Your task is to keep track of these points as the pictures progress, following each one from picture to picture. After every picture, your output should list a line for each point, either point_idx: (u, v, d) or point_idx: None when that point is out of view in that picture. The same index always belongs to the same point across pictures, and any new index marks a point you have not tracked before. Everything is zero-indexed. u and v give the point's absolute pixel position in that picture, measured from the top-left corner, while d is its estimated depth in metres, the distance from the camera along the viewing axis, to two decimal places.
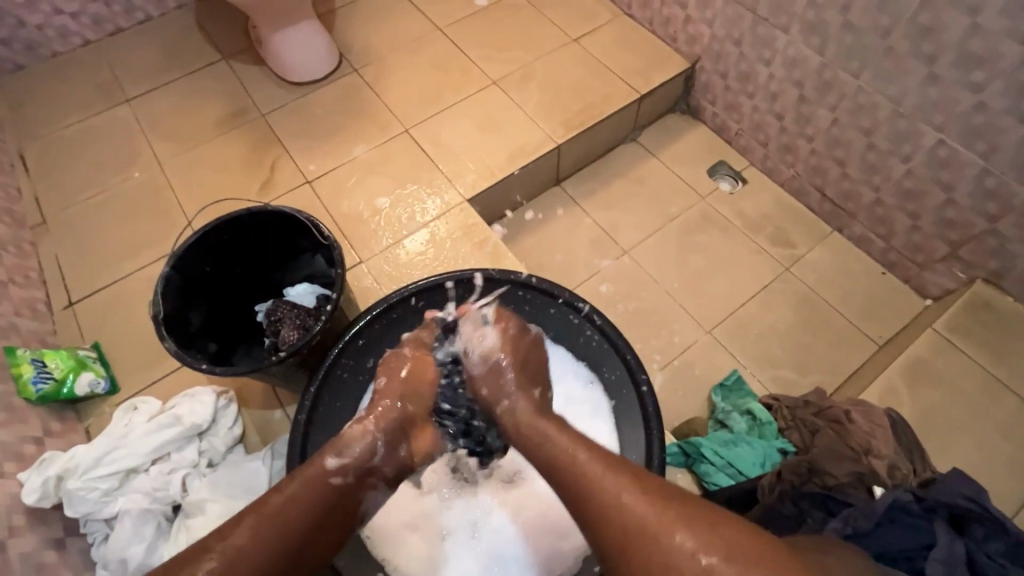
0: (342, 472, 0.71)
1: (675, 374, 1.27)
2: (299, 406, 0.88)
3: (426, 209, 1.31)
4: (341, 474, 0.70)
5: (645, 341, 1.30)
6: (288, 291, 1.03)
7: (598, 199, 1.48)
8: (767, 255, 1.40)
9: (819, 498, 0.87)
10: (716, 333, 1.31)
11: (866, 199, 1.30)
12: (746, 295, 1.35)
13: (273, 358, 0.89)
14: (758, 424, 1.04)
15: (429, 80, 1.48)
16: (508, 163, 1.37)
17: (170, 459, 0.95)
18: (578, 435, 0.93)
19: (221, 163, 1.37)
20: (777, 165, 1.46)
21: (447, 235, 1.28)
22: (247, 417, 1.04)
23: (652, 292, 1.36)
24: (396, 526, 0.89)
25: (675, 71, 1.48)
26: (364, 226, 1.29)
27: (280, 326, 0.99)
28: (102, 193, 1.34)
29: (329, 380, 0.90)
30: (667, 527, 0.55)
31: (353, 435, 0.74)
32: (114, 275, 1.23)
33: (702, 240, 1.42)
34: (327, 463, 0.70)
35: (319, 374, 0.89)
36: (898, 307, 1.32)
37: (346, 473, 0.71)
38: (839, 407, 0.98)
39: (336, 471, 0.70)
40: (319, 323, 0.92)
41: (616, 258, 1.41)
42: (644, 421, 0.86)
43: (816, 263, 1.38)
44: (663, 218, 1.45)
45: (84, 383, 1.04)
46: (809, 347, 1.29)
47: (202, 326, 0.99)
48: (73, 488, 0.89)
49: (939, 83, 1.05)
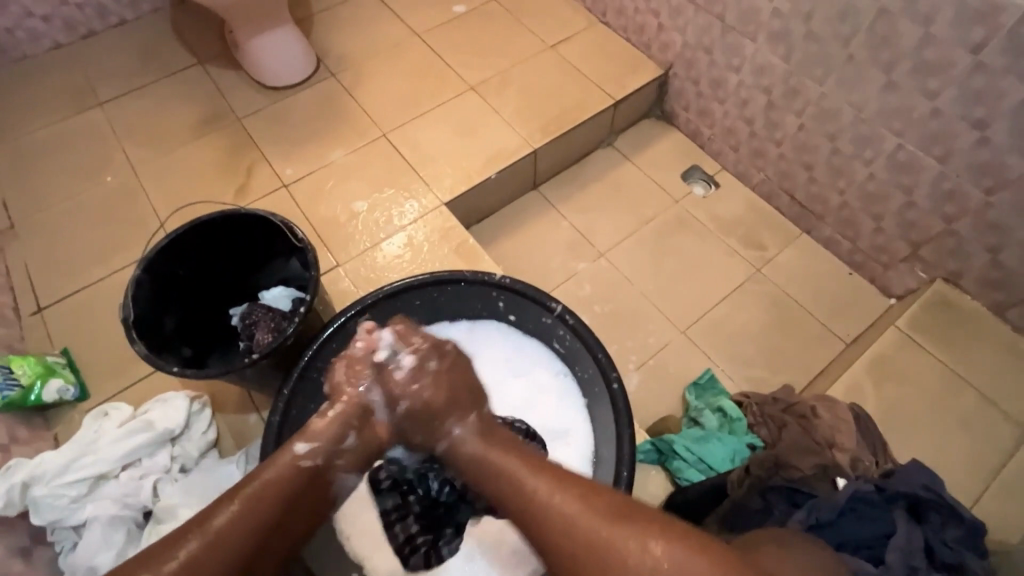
0: (313, 456, 0.69)
1: (650, 373, 1.29)
2: (273, 408, 0.87)
3: (403, 213, 1.32)
4: (311, 457, 0.68)
5: (621, 342, 1.32)
6: (263, 294, 1.03)
7: (575, 203, 1.51)
8: (739, 257, 1.43)
9: (785, 491, 0.88)
10: (690, 333, 1.34)
11: (832, 202, 1.35)
12: (719, 296, 1.39)
13: (245, 361, 0.89)
14: (728, 421, 1.08)
15: (407, 85, 1.49)
16: (485, 168, 1.39)
17: (140, 465, 0.94)
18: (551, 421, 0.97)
19: (196, 167, 1.36)
20: (748, 170, 1.49)
21: (425, 239, 1.29)
22: (222, 422, 1.03)
23: (628, 293, 1.39)
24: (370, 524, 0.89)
25: (649, 78, 1.52)
26: (341, 229, 1.29)
27: (255, 330, 0.99)
28: (72, 197, 1.32)
29: (303, 382, 0.90)
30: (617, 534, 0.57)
31: (318, 425, 0.71)
32: (85, 280, 1.21)
33: (676, 243, 1.45)
34: (298, 449, 0.68)
35: (292, 376, 0.89)
36: (865, 306, 1.36)
37: (316, 456, 0.69)
38: (805, 404, 1.01)
39: (306, 455, 0.68)
40: (293, 325, 0.92)
41: (592, 260, 1.43)
42: (615, 416, 0.87)
43: (787, 264, 1.42)
44: (639, 221, 1.48)
45: (53, 389, 1.02)
46: (780, 346, 1.33)
47: (174, 329, 0.99)
48: (39, 495, 0.88)
49: (897, 90, 1.10)
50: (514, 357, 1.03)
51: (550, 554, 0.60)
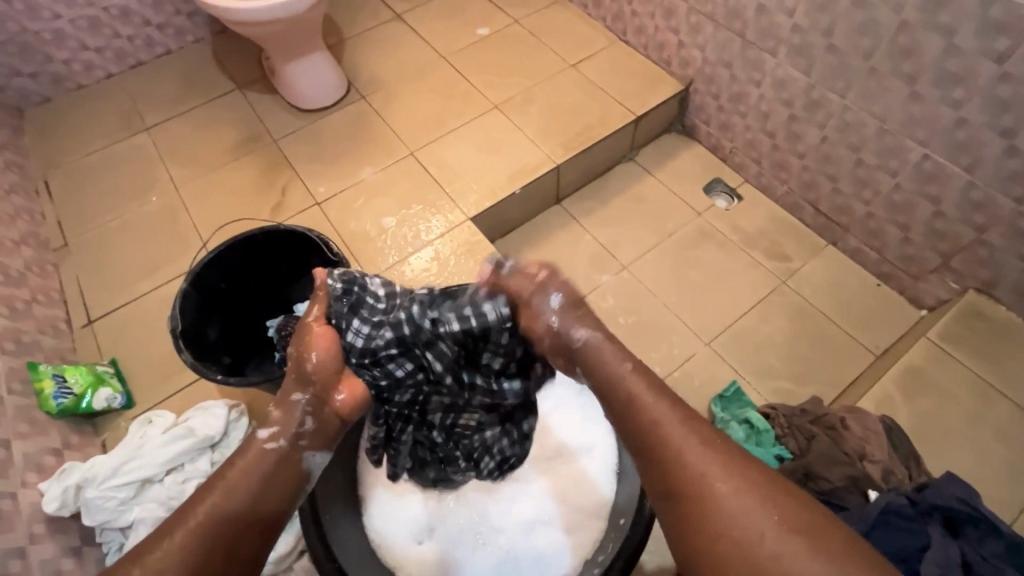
0: (275, 438, 0.70)
1: (675, 385, 1.29)
2: None
3: (430, 228, 1.36)
4: (274, 439, 0.70)
5: (645, 353, 1.33)
6: (299, 307, 1.07)
7: (598, 216, 1.53)
8: (763, 269, 1.43)
9: (815, 504, 0.89)
10: (715, 345, 1.34)
11: (858, 212, 1.34)
12: (743, 307, 1.38)
13: (285, 368, 0.94)
14: (756, 432, 1.05)
15: (433, 106, 1.55)
16: (509, 183, 1.42)
17: (183, 469, 0.98)
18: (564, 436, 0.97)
19: (235, 187, 1.43)
20: (771, 182, 1.50)
21: (451, 253, 1.33)
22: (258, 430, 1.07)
23: (651, 305, 1.40)
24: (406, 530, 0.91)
25: (669, 93, 1.54)
26: (371, 244, 1.34)
27: (291, 341, 1.02)
28: (122, 216, 1.40)
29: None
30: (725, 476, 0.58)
31: (277, 412, 0.73)
32: (131, 294, 1.28)
33: (698, 255, 1.46)
34: (264, 444, 0.70)
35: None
36: (894, 318, 1.34)
37: (279, 438, 0.70)
38: (834, 416, 1.00)
39: (269, 438, 0.70)
40: None
41: (615, 273, 1.45)
42: None
43: (812, 277, 1.41)
44: (661, 234, 1.49)
45: (102, 398, 1.08)
46: (807, 358, 1.31)
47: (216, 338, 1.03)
48: (92, 497, 0.92)
49: (921, 101, 1.10)
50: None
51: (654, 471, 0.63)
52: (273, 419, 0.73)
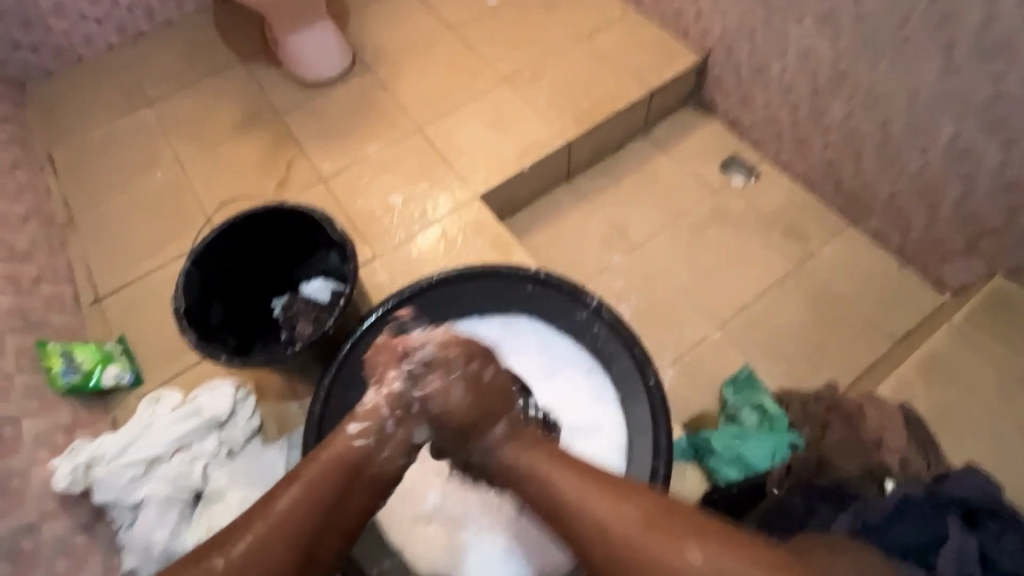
0: (364, 435, 0.73)
1: (686, 369, 1.26)
2: (315, 396, 0.90)
3: (437, 206, 1.33)
4: (364, 436, 0.73)
5: (655, 336, 1.31)
6: (303, 287, 1.07)
7: (609, 195, 1.49)
8: (780, 250, 1.40)
9: (831, 492, 0.83)
10: (727, 327, 1.31)
11: (882, 192, 1.29)
12: (758, 290, 1.35)
13: (289, 351, 0.92)
14: (768, 419, 1.00)
15: (441, 79, 1.50)
16: (519, 160, 1.38)
17: (192, 448, 0.97)
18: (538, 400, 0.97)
19: (240, 162, 1.41)
20: (791, 160, 1.45)
21: (459, 232, 1.30)
22: (266, 410, 1.05)
23: (663, 286, 1.37)
24: (408, 517, 0.90)
25: (686, 65, 1.48)
26: (377, 222, 1.32)
27: (295, 321, 1.04)
28: (128, 192, 1.38)
29: (344, 370, 0.92)
30: (650, 540, 0.62)
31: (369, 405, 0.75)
32: (139, 271, 1.28)
33: (712, 235, 1.43)
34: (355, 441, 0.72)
35: (335, 364, 0.91)
36: (915, 302, 1.30)
37: (368, 435, 0.73)
38: (851, 403, 0.94)
39: (358, 434, 0.73)
40: (333, 317, 0.94)
41: (626, 253, 1.42)
42: (652, 412, 0.87)
43: (831, 258, 1.37)
44: (675, 214, 1.46)
45: (110, 375, 1.10)
46: (823, 342, 1.28)
47: (218, 317, 1.01)
48: (100, 475, 0.92)
49: (957, 73, 1.04)
50: (543, 354, 1.00)
51: (589, 549, 0.65)
52: (361, 414, 0.74)
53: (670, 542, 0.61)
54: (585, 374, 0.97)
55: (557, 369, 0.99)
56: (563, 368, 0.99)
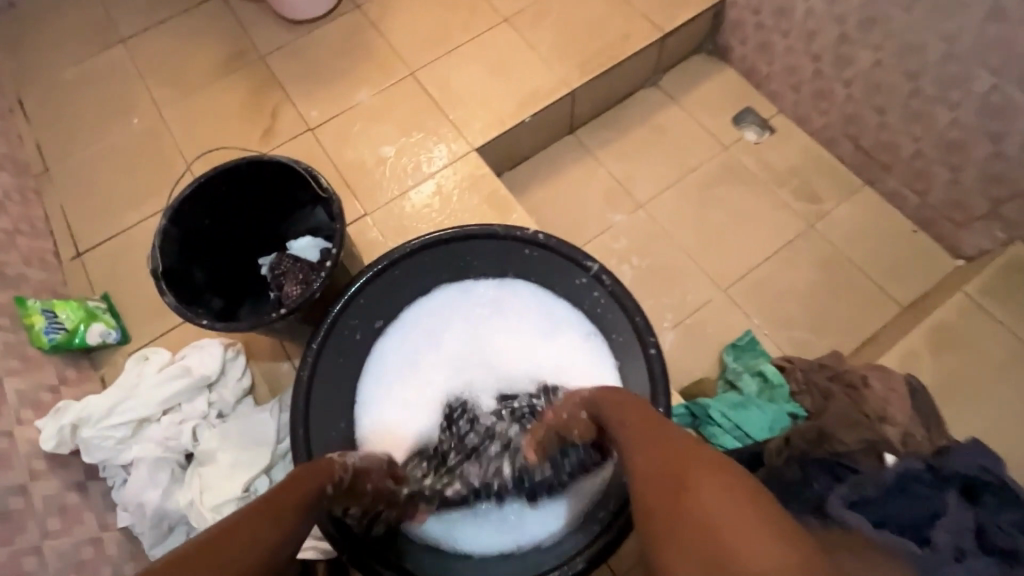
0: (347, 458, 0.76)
1: (687, 333, 1.23)
2: (303, 361, 0.87)
3: (432, 158, 1.26)
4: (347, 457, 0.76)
5: (656, 298, 1.27)
6: (290, 244, 1.02)
7: (614, 149, 1.42)
8: (790, 210, 1.34)
9: (829, 465, 0.82)
10: (731, 291, 1.27)
11: (904, 150, 1.22)
12: (765, 253, 1.30)
13: (274, 315, 0.89)
14: (769, 387, 0.98)
15: (436, 18, 1.38)
16: (519, 109, 1.30)
17: (181, 410, 0.95)
18: (522, 360, 0.94)
19: (221, 109, 1.32)
20: (808, 114, 1.37)
21: (455, 186, 1.23)
22: (257, 369, 1.05)
23: (666, 247, 1.32)
24: None
25: (703, 6, 1.36)
26: (368, 175, 1.25)
27: (283, 281, 0.98)
28: (103, 140, 1.31)
29: (333, 335, 0.89)
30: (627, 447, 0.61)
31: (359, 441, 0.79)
32: (120, 225, 1.22)
33: (719, 194, 1.37)
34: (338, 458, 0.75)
35: (322, 329, 0.87)
36: (928, 267, 1.26)
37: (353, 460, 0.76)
38: (855, 373, 0.93)
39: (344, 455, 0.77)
40: (320, 279, 0.90)
41: (630, 212, 1.36)
42: (649, 381, 0.83)
43: (843, 221, 1.32)
44: (682, 170, 1.39)
45: (96, 333, 1.06)
46: (829, 307, 1.24)
47: (201, 279, 0.97)
48: (88, 436, 0.89)
49: (1001, 19, 0.94)
50: (540, 316, 0.95)
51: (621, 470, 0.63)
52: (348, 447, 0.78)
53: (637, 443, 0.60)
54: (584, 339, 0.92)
55: (555, 333, 0.94)
56: (561, 332, 0.94)
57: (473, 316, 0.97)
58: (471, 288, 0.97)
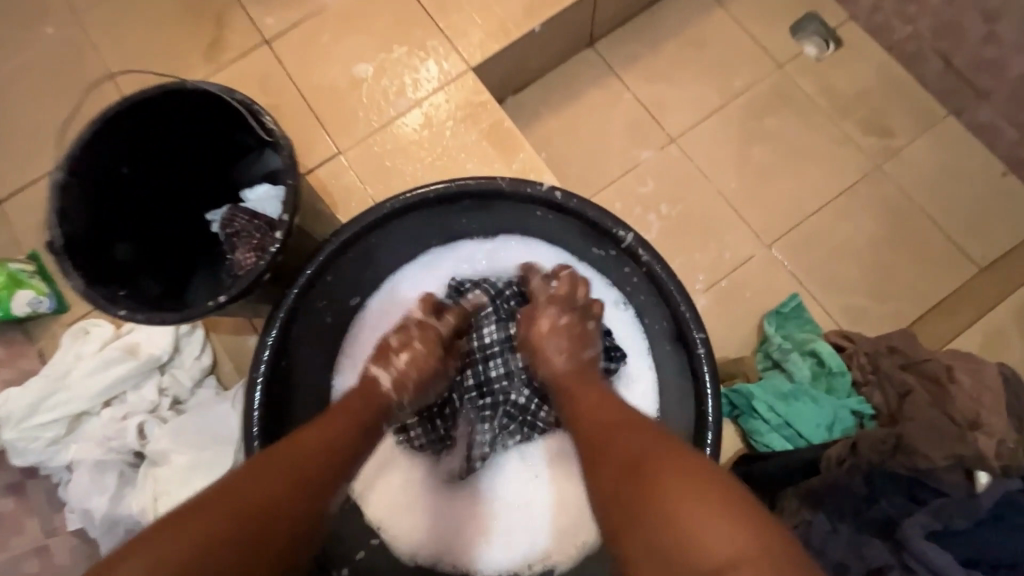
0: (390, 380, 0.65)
1: (722, 297, 1.05)
2: (255, 361, 0.65)
3: (419, 80, 1.01)
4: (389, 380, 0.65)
5: (688, 255, 1.07)
6: (246, 195, 0.81)
7: (643, 67, 1.16)
8: (855, 147, 1.11)
9: (903, 481, 0.67)
10: (777, 247, 1.07)
11: (1012, 71, 0.97)
12: (821, 200, 1.09)
13: (213, 301, 0.66)
14: (826, 373, 0.82)
15: None
16: (528, 14, 1.03)
17: (125, 399, 0.80)
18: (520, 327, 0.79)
19: (152, 12, 1.05)
20: (889, 22, 1.10)
21: (448, 117, 1.00)
22: (218, 344, 0.88)
23: (702, 192, 1.10)
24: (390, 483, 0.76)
25: None
26: (340, 102, 1.01)
27: (236, 244, 0.79)
28: (9, 54, 1.05)
29: (294, 325, 0.68)
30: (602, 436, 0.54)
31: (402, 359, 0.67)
32: (40, 166, 1.00)
33: (770, 125, 1.13)
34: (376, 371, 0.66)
35: (275, 322, 0.66)
36: (1013, 219, 1.06)
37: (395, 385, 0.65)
38: (938, 362, 0.75)
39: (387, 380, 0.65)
40: (271, 251, 0.67)
41: (660, 147, 1.12)
42: (696, 387, 0.65)
43: (917, 160, 1.10)
44: (726, 94, 1.14)
45: (24, 302, 0.89)
46: (892, 266, 1.05)
47: (126, 248, 0.76)
48: (11, 439, 0.76)
49: None
50: None
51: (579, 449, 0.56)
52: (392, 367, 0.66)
53: (617, 438, 0.52)
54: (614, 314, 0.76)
55: None
56: None
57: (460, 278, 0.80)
58: (464, 249, 0.80)
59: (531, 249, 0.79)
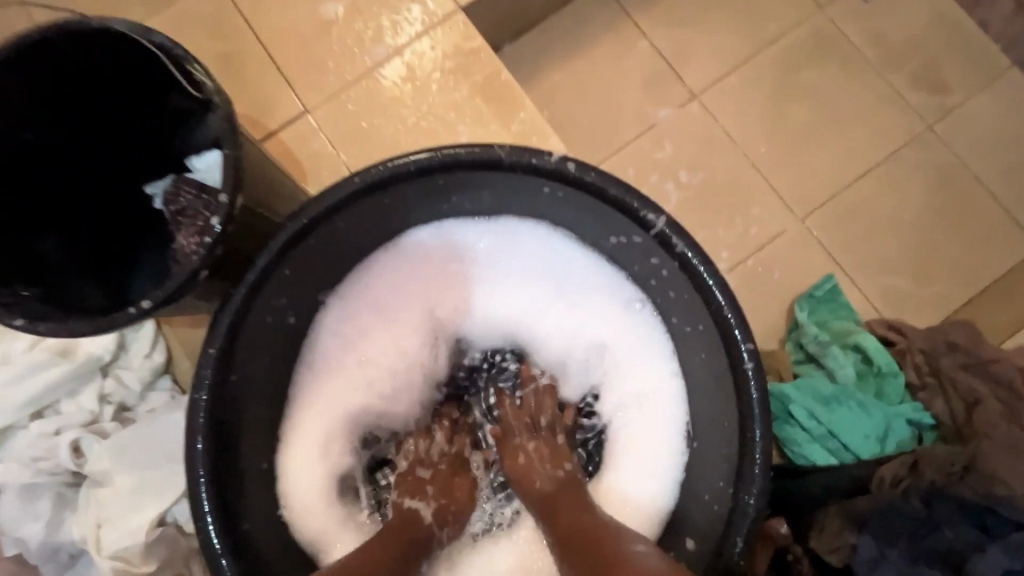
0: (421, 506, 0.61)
1: (747, 279, 0.93)
2: (195, 376, 0.53)
3: (399, 23, 0.84)
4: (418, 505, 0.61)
5: (710, 231, 0.94)
6: (192, 163, 0.66)
7: (663, 9, 0.99)
8: (905, 104, 0.97)
9: (973, 508, 0.58)
10: (811, 221, 0.94)
11: None
12: (863, 167, 0.96)
13: (134, 306, 0.53)
14: (874, 374, 0.72)
15: None
16: None
17: (60, 410, 0.68)
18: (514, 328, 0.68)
19: None
20: None
21: (434, 68, 0.84)
22: (172, 338, 0.74)
23: (728, 157, 0.96)
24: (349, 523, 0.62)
25: None
26: (304, 49, 0.84)
27: (180, 227, 0.65)
28: None
29: (244, 329, 0.56)
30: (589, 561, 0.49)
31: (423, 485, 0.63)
32: None
33: (809, 78, 0.98)
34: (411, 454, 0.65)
35: (219, 327, 0.54)
36: None
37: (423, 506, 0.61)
38: (1008, 365, 0.66)
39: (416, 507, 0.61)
40: (208, 237, 0.54)
41: (680, 105, 0.97)
42: (738, 403, 0.54)
43: (973, 121, 0.96)
44: (759, 41, 0.98)
45: None
46: (940, 244, 0.93)
47: (38, 233, 0.63)
48: None
49: None
50: (551, 275, 0.67)
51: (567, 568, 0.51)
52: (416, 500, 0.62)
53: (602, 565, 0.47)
54: (627, 311, 0.64)
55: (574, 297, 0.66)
56: (583, 295, 0.66)
57: (451, 275, 0.67)
58: (454, 234, 0.66)
59: (529, 232, 0.66)
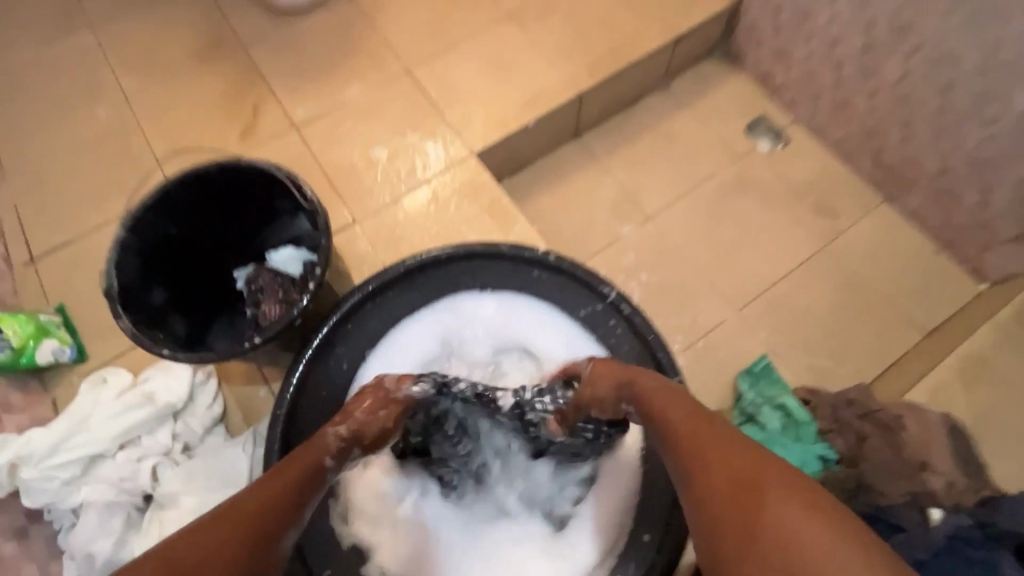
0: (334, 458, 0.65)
1: (698, 357, 1.15)
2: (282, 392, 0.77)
3: (428, 163, 1.16)
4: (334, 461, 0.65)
5: (665, 319, 1.18)
6: (271, 255, 0.90)
7: (623, 156, 1.33)
8: (807, 227, 1.27)
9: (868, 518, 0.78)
10: (746, 312, 1.19)
11: (929, 167, 1.16)
12: (780, 271, 1.23)
13: (247, 343, 0.77)
14: (794, 424, 0.91)
15: (436, 10, 1.28)
16: (524, 111, 1.20)
17: (140, 444, 0.84)
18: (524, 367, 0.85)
19: (197, 101, 1.21)
20: (827, 125, 1.30)
21: (452, 195, 1.13)
22: (229, 394, 0.92)
23: (677, 262, 1.24)
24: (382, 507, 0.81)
25: (718, 9, 1.29)
26: (357, 179, 1.15)
27: (261, 298, 0.88)
28: (64, 134, 1.18)
29: (317, 364, 0.79)
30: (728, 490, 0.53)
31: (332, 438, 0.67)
32: (77, 229, 1.11)
33: (734, 207, 1.29)
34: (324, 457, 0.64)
35: (303, 356, 0.78)
36: (949, 291, 1.19)
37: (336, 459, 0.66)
38: (889, 413, 0.87)
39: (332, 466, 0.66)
40: (302, 302, 0.79)
41: (638, 224, 1.27)
42: None
43: (862, 239, 1.25)
44: (694, 180, 1.32)
45: (47, 351, 0.96)
46: (849, 331, 1.17)
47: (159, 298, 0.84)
48: (29, 479, 0.78)
49: None
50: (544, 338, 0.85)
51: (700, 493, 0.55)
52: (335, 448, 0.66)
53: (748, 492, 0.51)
54: None
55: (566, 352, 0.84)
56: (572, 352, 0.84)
57: (464, 336, 0.87)
58: (462, 303, 0.86)
59: (525, 305, 0.86)
